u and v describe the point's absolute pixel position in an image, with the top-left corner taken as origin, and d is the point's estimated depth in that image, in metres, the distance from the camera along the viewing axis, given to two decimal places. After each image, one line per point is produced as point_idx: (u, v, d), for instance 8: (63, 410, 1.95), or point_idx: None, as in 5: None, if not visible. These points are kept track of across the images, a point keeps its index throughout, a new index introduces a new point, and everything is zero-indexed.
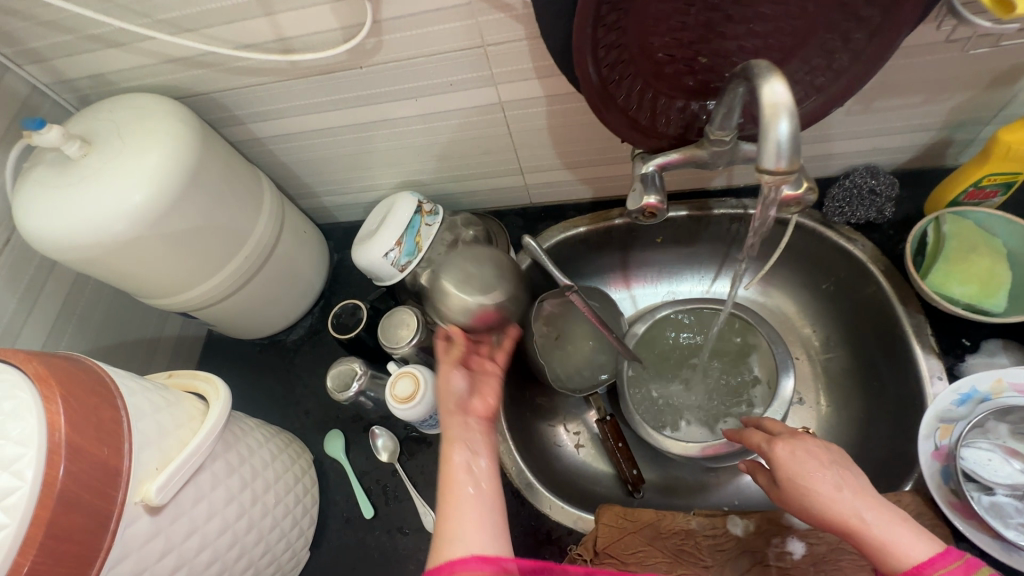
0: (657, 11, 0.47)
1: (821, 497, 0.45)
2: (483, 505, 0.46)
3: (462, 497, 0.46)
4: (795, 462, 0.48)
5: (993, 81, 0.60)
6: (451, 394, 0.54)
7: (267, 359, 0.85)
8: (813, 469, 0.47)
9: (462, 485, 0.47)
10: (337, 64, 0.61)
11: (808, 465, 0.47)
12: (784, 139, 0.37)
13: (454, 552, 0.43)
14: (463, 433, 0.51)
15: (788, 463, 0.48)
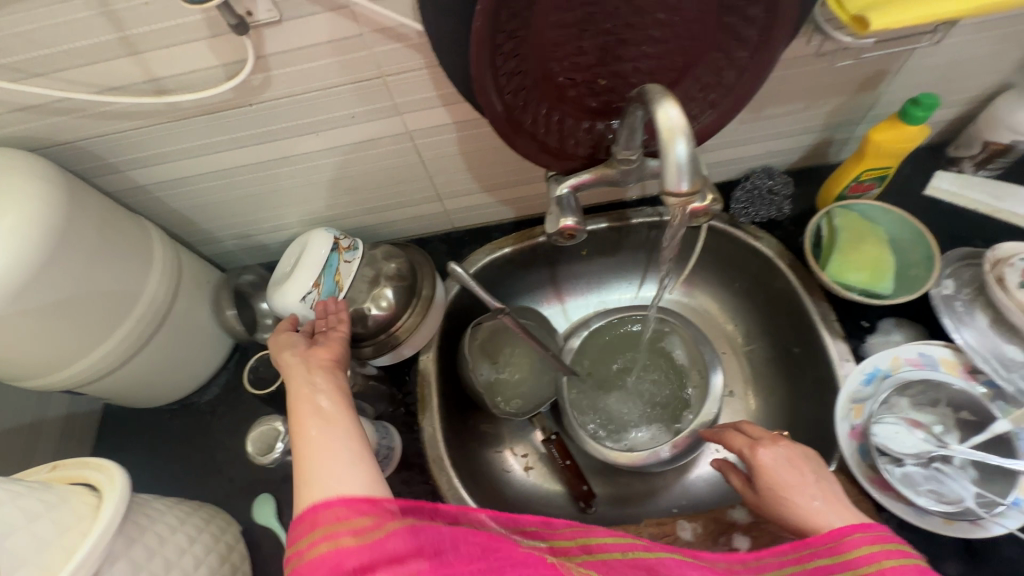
0: (553, 37, 0.47)
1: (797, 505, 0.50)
2: (335, 435, 0.48)
3: (314, 429, 0.49)
4: (779, 471, 0.53)
5: (860, 86, 0.66)
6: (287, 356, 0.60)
7: (179, 426, 0.76)
8: (793, 478, 0.52)
9: (306, 433, 0.48)
10: (223, 103, 0.56)
11: (792, 473, 0.52)
12: (684, 160, 0.38)
13: (322, 487, 0.43)
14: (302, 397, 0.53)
15: (773, 471, 0.53)
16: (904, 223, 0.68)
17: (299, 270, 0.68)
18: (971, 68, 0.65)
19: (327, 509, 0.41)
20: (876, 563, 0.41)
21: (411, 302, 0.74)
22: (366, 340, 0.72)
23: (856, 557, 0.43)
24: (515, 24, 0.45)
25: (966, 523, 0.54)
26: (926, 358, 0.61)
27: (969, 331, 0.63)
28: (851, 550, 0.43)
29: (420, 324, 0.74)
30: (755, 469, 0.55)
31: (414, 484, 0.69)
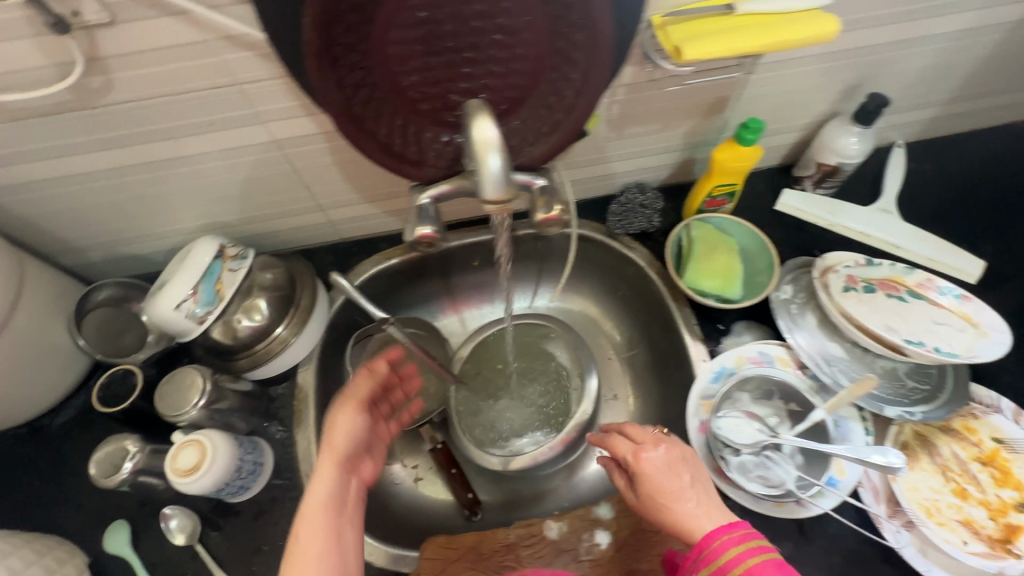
0: (397, 52, 0.49)
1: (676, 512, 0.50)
2: (325, 529, 0.50)
3: (311, 505, 0.51)
4: (660, 475, 0.53)
5: (707, 110, 0.73)
6: (338, 443, 0.56)
7: (24, 454, 0.70)
8: (672, 483, 0.52)
9: (314, 508, 0.51)
10: (61, 105, 0.53)
11: (672, 478, 0.52)
12: (499, 172, 0.41)
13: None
14: (320, 484, 0.52)
15: (655, 476, 0.53)
16: (752, 235, 0.75)
17: (177, 277, 0.66)
18: (798, 97, 0.74)
19: None
20: (743, 564, 0.44)
21: (288, 313, 0.73)
22: (239, 352, 0.71)
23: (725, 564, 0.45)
24: (353, 38, 0.46)
25: (794, 504, 0.61)
26: (765, 356, 0.68)
27: (800, 330, 0.69)
28: (721, 556, 0.46)
29: (297, 335, 0.73)
30: (638, 472, 0.54)
31: (284, 500, 0.67)
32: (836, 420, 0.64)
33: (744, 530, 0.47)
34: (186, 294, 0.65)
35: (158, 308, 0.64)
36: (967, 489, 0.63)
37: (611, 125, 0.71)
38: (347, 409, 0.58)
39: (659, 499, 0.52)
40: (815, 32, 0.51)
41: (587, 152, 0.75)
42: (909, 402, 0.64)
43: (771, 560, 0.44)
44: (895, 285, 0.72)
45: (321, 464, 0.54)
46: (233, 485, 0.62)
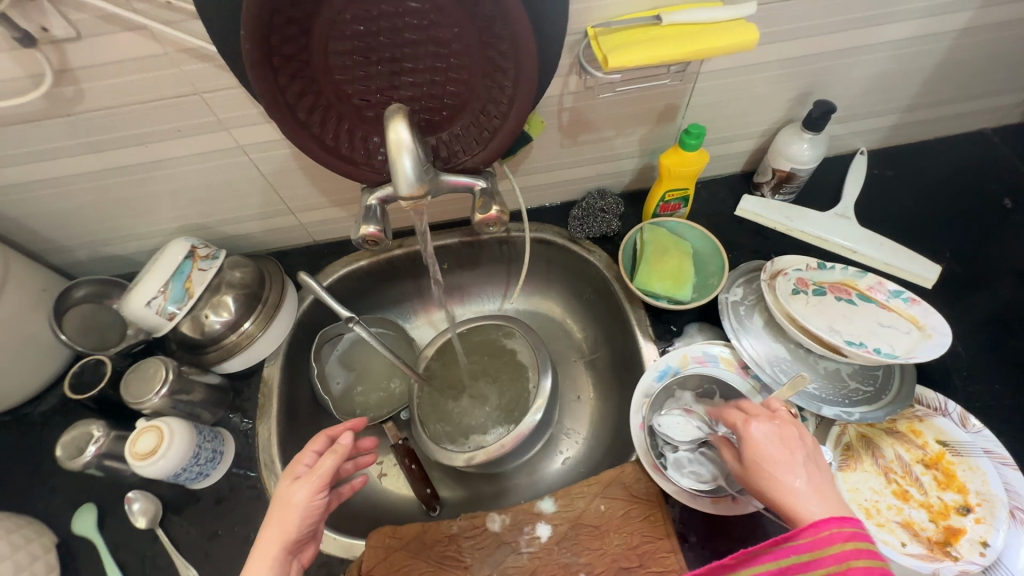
0: (338, 63, 0.53)
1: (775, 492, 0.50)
2: None
3: None
4: (768, 446, 0.52)
5: (658, 118, 0.75)
6: (291, 524, 0.54)
7: (5, 438, 0.74)
8: (776, 456, 0.51)
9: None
10: (37, 112, 0.58)
11: (784, 454, 0.51)
12: (413, 171, 0.45)
13: None
14: (261, 560, 0.52)
15: (756, 451, 0.52)
16: (705, 238, 0.77)
17: (149, 276, 0.70)
18: (749, 104, 0.76)
19: None
20: (843, 563, 0.43)
21: (255, 310, 0.76)
22: (207, 346, 0.74)
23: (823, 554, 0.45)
24: (293, 49, 0.50)
25: (730, 501, 0.61)
26: (709, 355, 0.69)
27: (745, 332, 0.70)
28: (823, 548, 0.45)
29: (263, 331, 0.76)
30: (745, 441, 0.54)
31: (243, 488, 0.70)
32: None
33: (858, 531, 0.45)
34: (155, 291, 0.69)
35: (129, 304, 0.68)
36: (909, 492, 0.63)
37: (563, 132, 0.74)
38: (305, 486, 0.55)
39: (757, 473, 0.52)
40: (731, 39, 0.54)
41: (543, 158, 0.78)
42: (850, 403, 0.65)
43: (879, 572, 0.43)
44: (846, 289, 0.73)
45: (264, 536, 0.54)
46: (191, 470, 0.65)
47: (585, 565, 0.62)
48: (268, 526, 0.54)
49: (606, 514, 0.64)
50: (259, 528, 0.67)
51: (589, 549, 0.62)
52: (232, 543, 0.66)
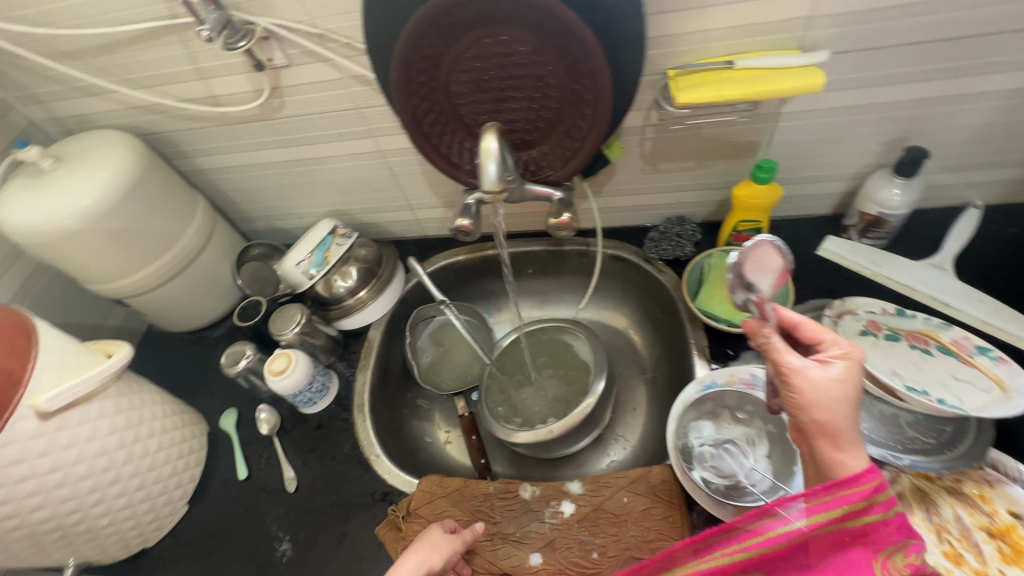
0: (457, 90, 0.68)
1: (838, 424, 0.47)
2: None
3: None
4: (848, 386, 0.49)
5: (739, 153, 0.80)
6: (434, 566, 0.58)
7: (189, 351, 1.00)
8: (848, 396, 0.48)
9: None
10: (254, 116, 0.82)
11: (851, 393, 0.49)
12: (495, 175, 0.56)
13: None
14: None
15: (831, 373, 0.49)
16: None
17: (301, 245, 0.92)
18: (835, 145, 0.77)
19: None
20: (891, 510, 0.42)
21: (371, 282, 0.95)
22: (332, 305, 0.94)
23: (849, 515, 0.42)
24: (426, 78, 0.67)
25: None
26: (755, 378, 0.70)
27: None
28: (876, 496, 0.42)
29: (374, 299, 0.94)
30: (832, 364, 0.50)
31: (338, 419, 0.86)
32: None
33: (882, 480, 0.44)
34: (303, 256, 0.90)
35: (285, 264, 0.91)
36: (963, 556, 0.58)
37: (644, 160, 0.82)
38: (454, 541, 0.63)
39: (830, 399, 0.48)
40: (794, 84, 0.60)
41: (625, 181, 0.87)
42: (902, 448, 0.63)
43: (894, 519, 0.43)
44: (925, 338, 0.69)
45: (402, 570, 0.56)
46: (305, 395, 0.83)
47: (599, 546, 0.67)
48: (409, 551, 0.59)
49: (629, 505, 0.69)
50: (344, 452, 0.82)
51: (606, 532, 0.68)
52: (321, 460, 0.82)
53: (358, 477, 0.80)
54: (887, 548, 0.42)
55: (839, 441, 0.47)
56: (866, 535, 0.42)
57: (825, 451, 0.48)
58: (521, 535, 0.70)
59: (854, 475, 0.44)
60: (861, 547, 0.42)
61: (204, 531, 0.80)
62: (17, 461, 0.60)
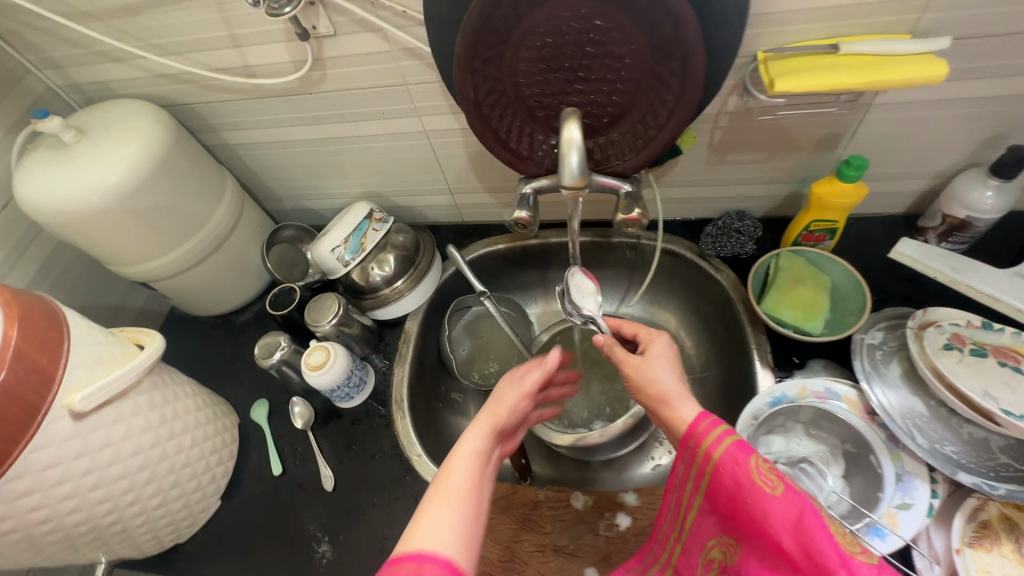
0: (523, 68, 0.61)
1: (665, 385, 0.57)
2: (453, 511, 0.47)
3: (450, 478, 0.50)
4: (658, 363, 0.59)
5: (817, 145, 0.74)
6: (504, 410, 0.58)
7: (215, 335, 0.96)
8: (662, 368, 0.59)
9: (451, 483, 0.49)
10: (292, 89, 0.76)
11: (668, 366, 0.59)
12: (577, 168, 0.51)
13: (421, 543, 0.43)
14: (467, 455, 0.52)
15: (658, 353, 0.61)
16: (848, 274, 0.74)
17: (336, 229, 0.86)
18: (926, 142, 0.71)
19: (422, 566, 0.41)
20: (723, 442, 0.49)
21: (408, 270, 0.90)
22: (368, 294, 0.89)
23: (709, 450, 0.50)
24: (491, 54, 0.60)
25: None
26: (831, 393, 0.66)
27: (879, 378, 0.66)
28: (709, 439, 0.50)
29: (412, 289, 0.89)
30: (648, 350, 0.62)
31: (376, 416, 0.83)
32: (898, 473, 0.60)
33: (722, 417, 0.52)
34: (338, 242, 0.84)
35: (319, 249, 0.84)
36: None
37: (712, 150, 0.76)
38: (519, 388, 0.61)
39: (654, 372, 0.59)
40: (917, 74, 0.53)
41: (687, 171, 0.81)
42: (994, 475, 0.58)
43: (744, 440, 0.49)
44: (1014, 355, 0.64)
45: (479, 428, 0.55)
46: (343, 390, 0.80)
47: None
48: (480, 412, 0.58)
49: None
50: (384, 451, 0.79)
51: None
52: (360, 458, 0.79)
53: (399, 477, 0.77)
54: (751, 464, 0.47)
55: (673, 402, 0.55)
56: (733, 461, 0.48)
57: (669, 416, 0.55)
58: (574, 548, 0.66)
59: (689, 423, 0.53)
60: (737, 477, 0.48)
61: (239, 528, 0.77)
62: (51, 465, 0.56)
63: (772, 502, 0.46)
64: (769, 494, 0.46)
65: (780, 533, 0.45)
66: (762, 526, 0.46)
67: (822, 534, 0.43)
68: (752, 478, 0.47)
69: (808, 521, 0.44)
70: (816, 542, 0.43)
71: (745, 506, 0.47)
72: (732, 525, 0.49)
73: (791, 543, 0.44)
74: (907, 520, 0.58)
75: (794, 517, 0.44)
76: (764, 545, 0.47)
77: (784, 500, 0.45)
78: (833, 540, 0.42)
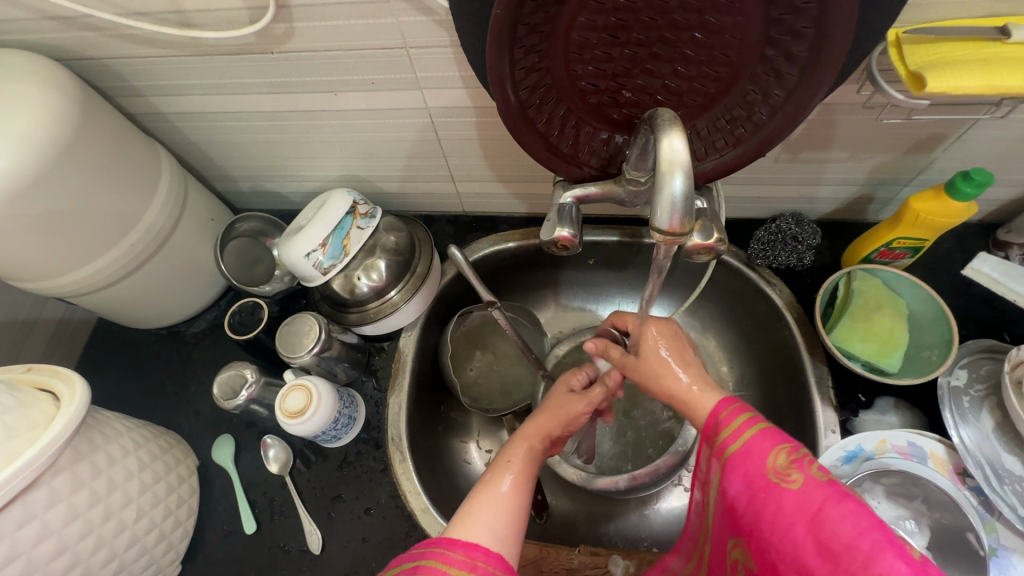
0: (580, 39, 0.44)
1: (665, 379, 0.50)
2: (499, 506, 0.45)
3: (495, 483, 0.47)
4: (659, 356, 0.52)
5: (912, 147, 0.61)
6: (558, 422, 0.57)
7: (161, 351, 0.78)
8: (664, 359, 0.51)
9: (498, 486, 0.46)
10: (246, 47, 0.56)
11: (671, 355, 0.52)
12: (679, 197, 0.36)
13: (471, 536, 0.41)
14: (517, 459, 0.50)
15: (652, 349, 0.53)
16: (929, 301, 0.63)
17: (311, 226, 0.66)
18: None
19: (466, 555, 0.39)
20: (739, 435, 0.41)
21: (403, 277, 0.73)
22: (353, 307, 0.73)
23: (725, 443, 0.42)
24: (540, 18, 0.42)
25: None
26: (915, 450, 0.58)
27: (971, 432, 0.58)
28: (724, 432, 0.42)
29: (407, 301, 0.73)
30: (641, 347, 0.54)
31: (368, 458, 0.69)
32: (993, 547, 0.54)
33: (744, 403, 0.44)
34: (315, 247, 0.65)
35: (290, 252, 0.66)
36: None
37: (786, 147, 0.62)
38: (579, 403, 0.58)
39: (662, 366, 0.51)
40: None
41: (748, 169, 0.67)
42: None
43: (772, 428, 0.41)
44: None
45: (532, 432, 0.55)
46: (329, 433, 0.66)
47: None
48: (530, 424, 0.56)
49: None
50: (381, 503, 0.67)
51: None
52: (352, 512, 0.66)
53: (401, 536, 0.65)
54: (766, 455, 0.39)
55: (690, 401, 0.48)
56: (747, 455, 0.40)
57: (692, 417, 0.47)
58: None
59: (709, 413, 0.45)
60: (756, 475, 0.39)
61: None
62: None
63: (788, 494, 0.37)
64: (791, 489, 0.37)
65: (795, 528, 0.36)
66: (775, 526, 0.38)
67: (844, 521, 0.34)
68: (768, 472, 0.39)
69: (830, 511, 0.35)
70: (838, 535, 0.34)
71: (756, 502, 0.39)
72: (741, 526, 0.41)
73: (807, 540, 0.36)
74: None
75: (813, 508, 0.36)
76: (774, 549, 0.38)
77: (801, 487, 0.37)
78: (855, 528, 0.34)
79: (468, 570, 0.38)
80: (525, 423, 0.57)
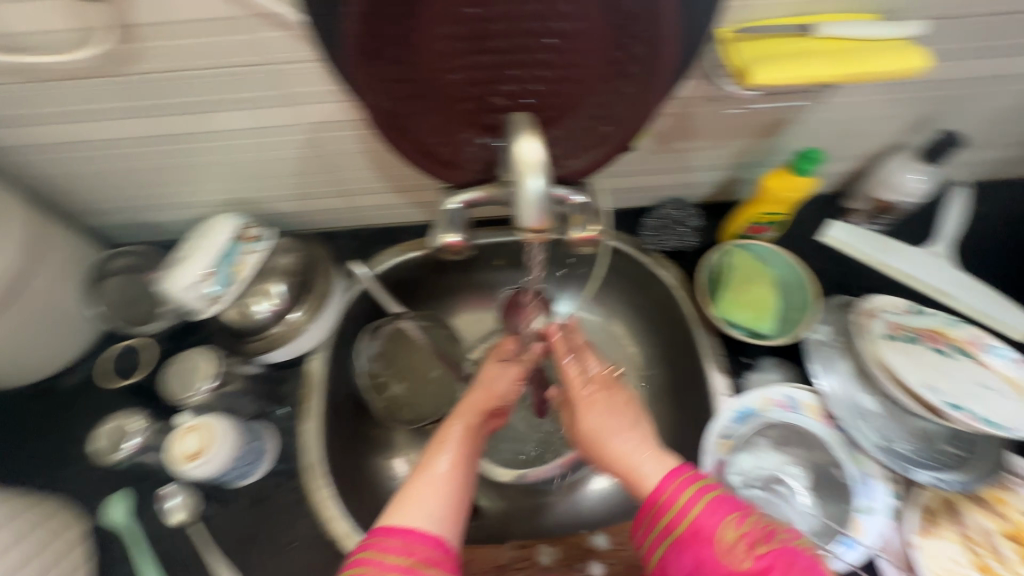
0: (440, 49, 0.45)
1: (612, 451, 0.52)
2: (435, 486, 0.48)
3: (428, 470, 0.50)
4: (602, 425, 0.54)
5: (763, 131, 0.67)
6: (490, 396, 0.58)
7: (33, 410, 0.70)
8: (609, 426, 0.54)
9: (434, 468, 0.50)
10: (89, 71, 0.51)
11: (614, 424, 0.53)
12: (539, 193, 0.38)
13: (410, 518, 0.45)
14: (453, 438, 0.53)
15: (602, 419, 0.54)
16: (792, 267, 0.71)
17: (194, 259, 0.64)
18: (865, 128, 0.68)
19: (407, 541, 0.43)
20: (689, 516, 0.44)
21: (303, 298, 0.70)
22: (250, 335, 0.69)
23: (675, 523, 0.44)
24: (395, 30, 0.43)
25: None
26: (792, 402, 0.65)
27: (834, 377, 0.66)
28: (675, 512, 0.45)
29: (310, 322, 0.70)
30: (589, 414, 0.55)
31: (283, 490, 0.66)
32: (860, 477, 0.61)
33: (687, 470, 0.47)
34: (198, 276, 0.62)
35: (172, 286, 0.62)
36: (992, 566, 0.58)
37: (656, 139, 0.67)
38: (512, 372, 0.61)
39: (606, 438, 0.53)
40: (894, 65, 0.47)
41: (628, 162, 0.71)
42: (942, 467, 0.60)
43: (719, 498, 0.44)
44: (940, 337, 0.65)
45: (465, 409, 0.56)
46: (235, 470, 0.63)
47: None
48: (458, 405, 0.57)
49: None
50: (302, 535, 0.64)
51: None
52: (271, 549, 0.63)
53: (325, 565, 0.63)
54: (717, 533, 0.42)
55: (633, 475, 0.50)
56: (697, 535, 0.43)
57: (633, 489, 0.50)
58: None
59: (652, 490, 0.47)
60: (708, 552, 0.42)
61: None
62: None
63: (739, 571, 0.41)
64: (743, 566, 0.41)
65: None
66: None
67: None
68: (717, 552, 0.42)
69: None
70: None
71: None
72: None
73: None
74: (872, 525, 0.59)
75: None
76: None
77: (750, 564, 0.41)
78: None
79: (406, 555, 0.42)
80: (461, 399, 0.58)
